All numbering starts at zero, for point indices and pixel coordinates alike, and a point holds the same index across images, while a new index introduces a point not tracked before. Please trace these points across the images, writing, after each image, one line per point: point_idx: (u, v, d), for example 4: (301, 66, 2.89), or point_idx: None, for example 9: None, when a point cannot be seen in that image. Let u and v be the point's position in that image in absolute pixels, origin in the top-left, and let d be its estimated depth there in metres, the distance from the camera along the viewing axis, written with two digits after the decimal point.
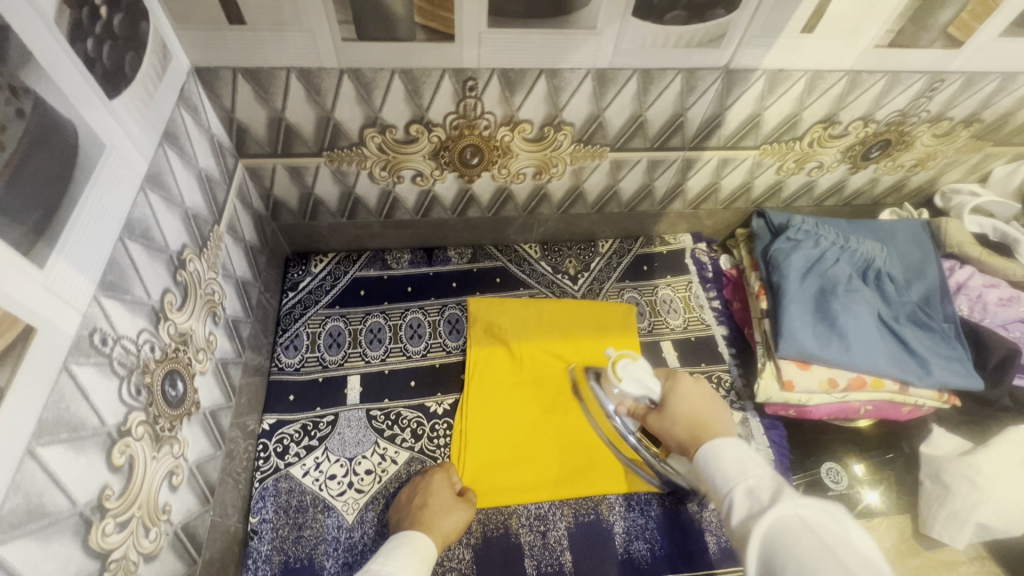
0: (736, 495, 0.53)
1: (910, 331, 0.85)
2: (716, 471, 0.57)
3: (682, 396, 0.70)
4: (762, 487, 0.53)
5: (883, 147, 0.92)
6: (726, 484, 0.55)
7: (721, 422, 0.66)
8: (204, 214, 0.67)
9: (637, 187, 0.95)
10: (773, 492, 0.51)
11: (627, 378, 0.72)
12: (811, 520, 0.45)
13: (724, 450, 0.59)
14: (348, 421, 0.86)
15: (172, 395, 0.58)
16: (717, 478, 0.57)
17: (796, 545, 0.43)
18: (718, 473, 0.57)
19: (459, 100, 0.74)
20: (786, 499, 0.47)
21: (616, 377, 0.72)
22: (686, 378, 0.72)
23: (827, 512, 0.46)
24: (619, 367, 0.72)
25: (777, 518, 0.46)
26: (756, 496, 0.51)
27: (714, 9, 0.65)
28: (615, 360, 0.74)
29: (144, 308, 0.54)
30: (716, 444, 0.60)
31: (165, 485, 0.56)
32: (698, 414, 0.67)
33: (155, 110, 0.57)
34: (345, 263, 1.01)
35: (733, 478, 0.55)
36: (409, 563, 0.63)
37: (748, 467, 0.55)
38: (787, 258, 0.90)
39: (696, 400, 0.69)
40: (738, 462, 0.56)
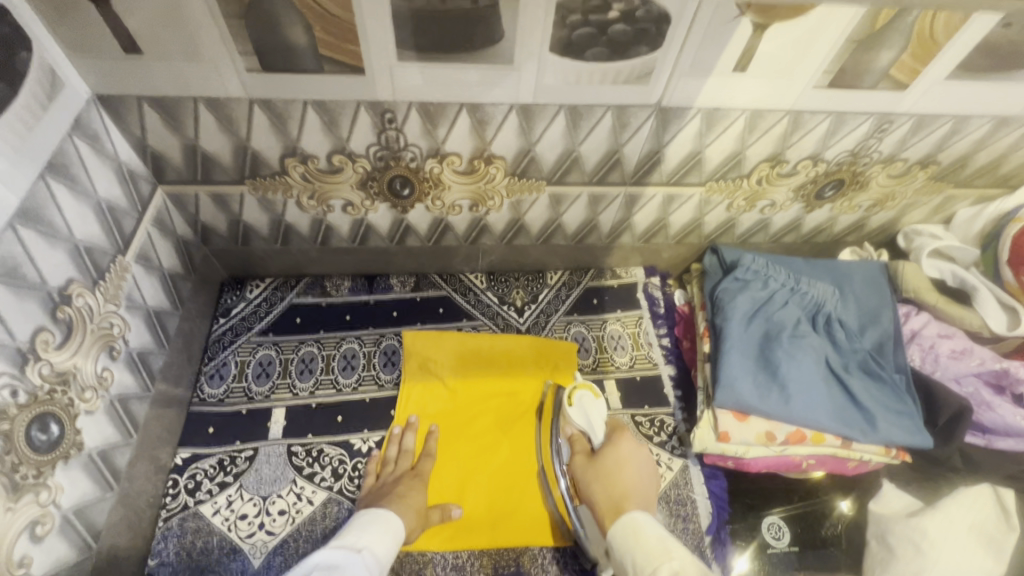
0: (660, 575, 0.55)
1: (857, 382, 0.81)
2: (636, 550, 0.59)
3: (616, 455, 0.76)
4: (685, 570, 0.55)
5: (836, 186, 0.88)
6: (650, 564, 0.57)
7: (642, 495, 0.70)
8: (102, 245, 0.65)
9: (582, 220, 0.92)
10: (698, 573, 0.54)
11: (578, 407, 0.85)
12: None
13: (647, 531, 0.62)
14: (266, 457, 0.83)
15: (41, 440, 0.55)
16: (640, 558, 0.58)
17: None
18: (641, 553, 0.59)
19: (380, 132, 0.71)
20: None
21: (568, 400, 0.86)
22: (630, 441, 0.78)
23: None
24: (577, 394, 0.86)
25: None
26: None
27: (636, 46, 0.62)
28: (577, 387, 0.86)
29: (4, 351, 0.51)
30: (639, 519, 0.64)
31: (24, 536, 0.53)
32: (619, 479, 0.73)
33: (37, 142, 0.55)
34: (282, 289, 0.98)
35: (657, 559, 0.57)
36: (381, 544, 0.67)
37: (670, 548, 0.58)
38: (732, 299, 0.86)
39: (627, 467, 0.75)
40: (662, 544, 0.59)
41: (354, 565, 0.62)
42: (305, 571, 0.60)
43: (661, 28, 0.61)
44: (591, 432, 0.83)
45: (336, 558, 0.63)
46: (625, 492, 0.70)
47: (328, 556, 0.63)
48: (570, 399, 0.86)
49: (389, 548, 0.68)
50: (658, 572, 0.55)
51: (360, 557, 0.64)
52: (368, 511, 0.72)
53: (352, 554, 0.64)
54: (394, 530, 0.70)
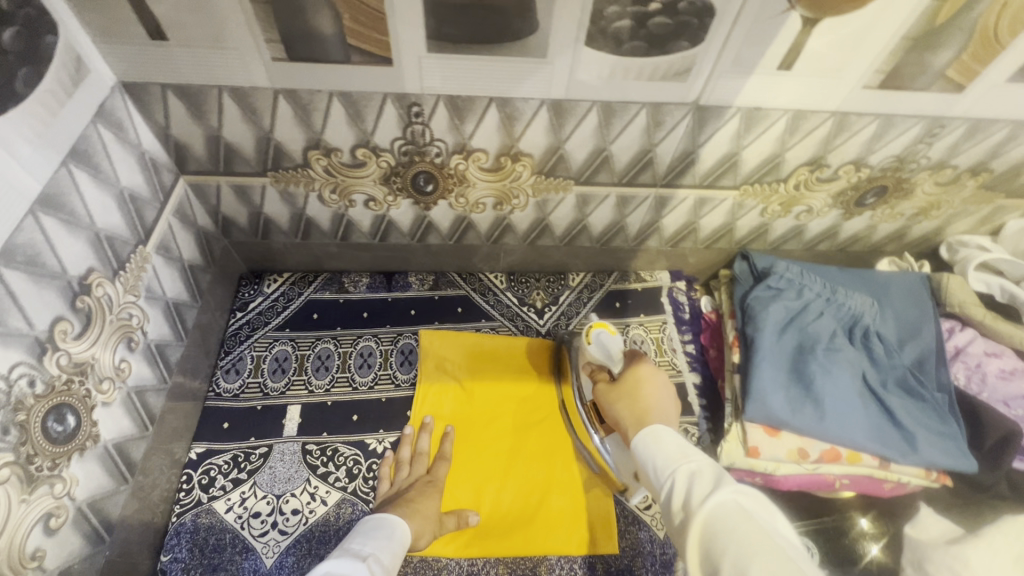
0: (676, 477, 0.52)
1: (897, 399, 0.77)
2: (654, 454, 0.56)
3: (635, 377, 0.70)
4: (703, 472, 0.52)
5: (878, 193, 0.84)
6: (667, 466, 0.54)
7: (662, 410, 0.64)
8: (123, 234, 0.64)
9: (608, 222, 0.89)
10: (714, 475, 0.51)
11: (597, 341, 0.76)
12: (747, 506, 0.46)
13: (665, 437, 0.57)
14: (281, 454, 0.81)
15: (57, 431, 0.54)
16: (659, 461, 0.55)
17: (733, 528, 0.45)
18: (658, 456, 0.56)
19: (406, 125, 0.69)
20: (727, 483, 0.49)
21: (586, 337, 0.77)
22: (649, 362, 0.72)
23: (759, 496, 0.48)
24: (595, 332, 0.77)
25: (717, 501, 0.47)
26: (697, 481, 0.51)
27: (676, 40, 0.59)
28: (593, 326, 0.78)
29: (24, 341, 0.50)
30: (657, 429, 0.59)
31: (39, 529, 0.53)
32: (640, 396, 0.67)
33: (60, 128, 0.54)
34: (301, 283, 0.97)
35: (674, 461, 0.54)
36: (383, 545, 0.64)
37: (689, 452, 0.55)
38: (764, 308, 0.82)
39: (647, 385, 0.69)
40: (680, 448, 0.56)
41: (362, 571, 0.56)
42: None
43: (704, 21, 0.57)
44: (611, 362, 0.74)
45: (343, 569, 0.56)
46: (647, 410, 0.64)
47: (334, 568, 0.56)
48: (589, 334, 0.77)
49: (394, 551, 0.64)
50: (676, 475, 0.53)
51: (365, 565, 0.58)
52: (371, 517, 0.70)
53: (357, 563, 0.58)
54: (398, 533, 0.67)
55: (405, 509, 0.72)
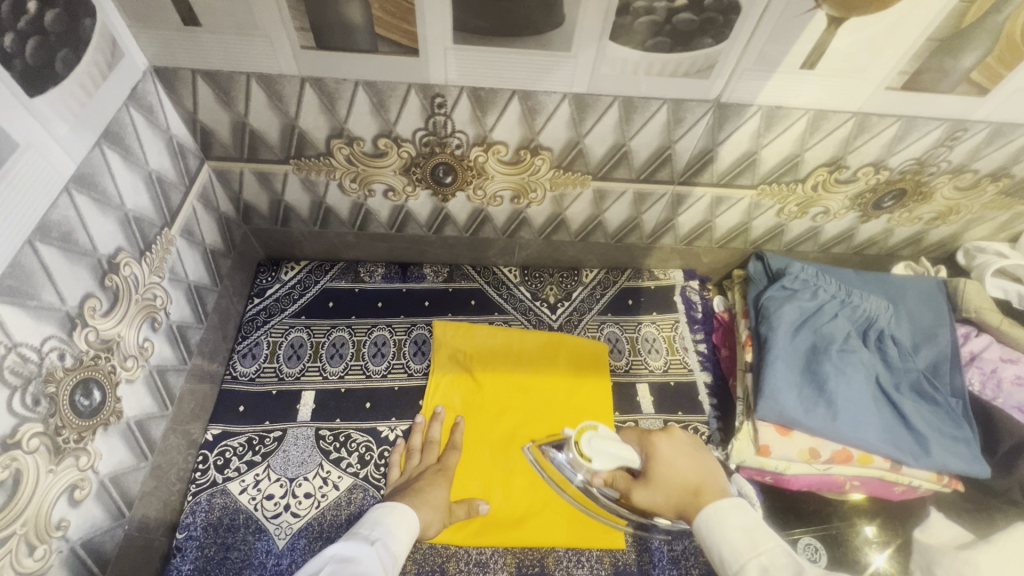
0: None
1: (910, 403, 0.77)
2: (721, 540, 0.54)
3: (664, 462, 0.67)
4: (776, 566, 0.50)
5: (897, 196, 0.83)
6: (736, 558, 0.52)
7: (710, 477, 0.62)
8: (150, 216, 0.66)
9: (624, 218, 0.89)
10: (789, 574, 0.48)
11: (593, 454, 0.69)
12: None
13: (730, 520, 0.55)
14: (295, 439, 0.83)
15: (84, 405, 0.55)
16: (725, 550, 0.53)
17: None
18: (726, 545, 0.53)
19: (428, 116, 0.70)
20: None
21: (582, 457, 0.69)
22: (662, 435, 0.69)
23: None
24: (585, 444, 0.70)
25: None
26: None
27: (700, 37, 0.60)
28: (579, 437, 0.71)
29: (55, 315, 0.52)
30: (721, 509, 0.56)
31: (64, 499, 0.54)
32: (681, 473, 0.64)
33: (95, 110, 0.55)
34: (317, 272, 0.98)
35: (743, 553, 0.52)
36: (398, 538, 0.64)
37: (759, 539, 0.52)
38: (778, 308, 0.82)
39: (679, 458, 0.67)
40: (748, 533, 0.53)
41: (369, 556, 0.59)
42: (318, 565, 0.57)
43: (729, 18, 0.58)
44: (627, 461, 0.69)
45: (350, 551, 0.59)
46: (698, 485, 0.61)
47: (343, 549, 0.59)
48: (583, 451, 0.69)
49: (404, 542, 0.64)
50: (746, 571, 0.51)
51: (372, 549, 0.60)
52: (379, 505, 0.70)
53: (366, 545, 0.60)
54: (409, 522, 0.67)
55: (415, 498, 0.72)
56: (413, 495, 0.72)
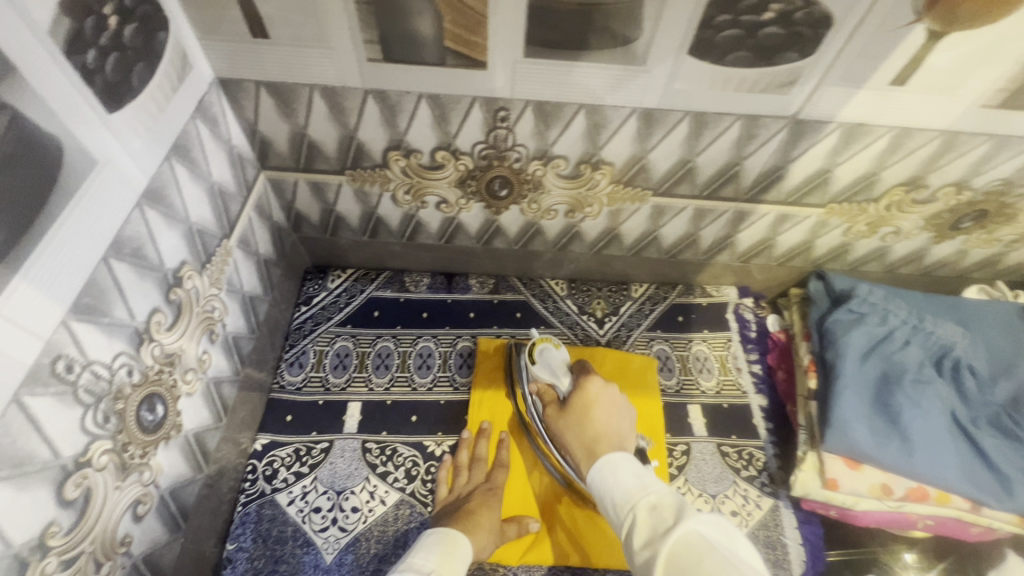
0: (638, 512, 0.57)
1: (991, 439, 0.72)
2: (613, 484, 0.61)
3: (585, 397, 0.75)
4: (662, 503, 0.57)
5: (977, 217, 0.79)
6: (626, 500, 0.58)
7: (614, 430, 0.71)
8: (211, 228, 0.65)
9: (680, 234, 0.86)
10: (675, 509, 0.54)
11: (541, 361, 0.82)
12: (711, 537, 0.49)
13: (620, 464, 0.63)
14: (342, 451, 0.82)
15: (148, 420, 0.55)
16: (617, 496, 0.59)
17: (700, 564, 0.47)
18: (617, 492, 0.60)
19: (489, 130, 0.68)
20: (691, 516, 0.51)
21: (531, 357, 0.83)
22: (596, 379, 0.77)
23: (722, 525, 0.51)
24: (540, 351, 0.83)
25: (681, 535, 0.50)
26: (657, 515, 0.55)
27: (785, 51, 0.56)
28: (537, 342, 0.84)
29: (125, 331, 0.51)
30: (612, 459, 0.64)
31: (128, 515, 0.54)
32: (590, 416, 0.73)
33: (165, 122, 0.55)
34: (362, 281, 0.98)
35: (633, 496, 0.58)
36: (435, 556, 0.62)
37: (646, 484, 0.60)
38: (845, 333, 0.78)
39: (598, 406, 0.74)
40: (637, 479, 0.60)
41: None
42: None
43: (819, 32, 0.54)
44: (557, 380, 0.80)
45: None
46: (600, 434, 0.70)
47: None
48: (532, 355, 0.83)
49: (446, 556, 0.62)
50: (636, 509, 0.57)
51: None
52: (429, 530, 0.68)
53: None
54: (453, 539, 0.65)
55: (466, 523, 0.70)
56: (465, 518, 0.71)
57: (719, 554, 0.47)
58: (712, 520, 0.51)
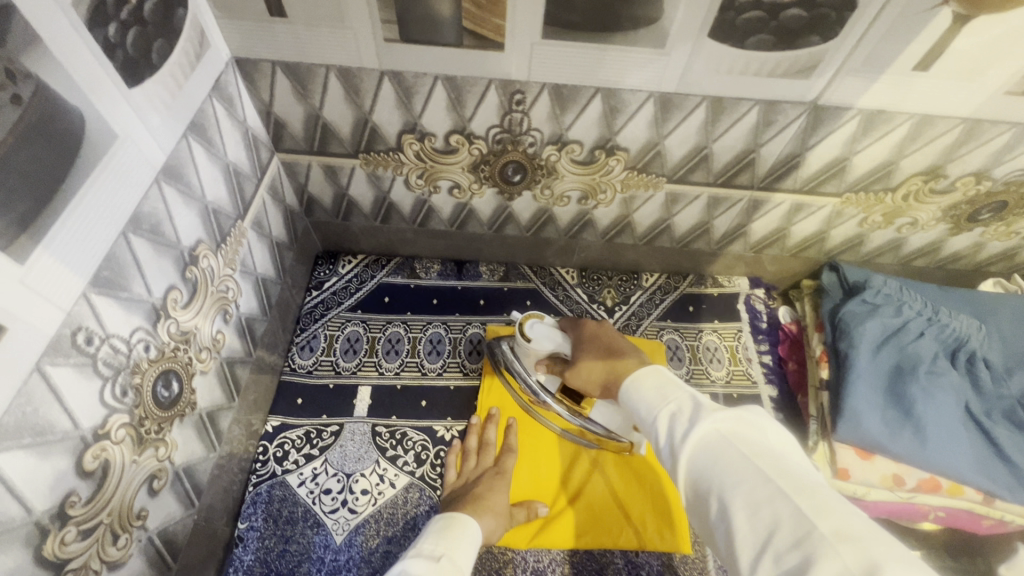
0: (659, 421, 0.49)
1: (1005, 432, 0.71)
2: (641, 400, 0.52)
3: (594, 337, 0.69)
4: (685, 407, 0.49)
5: (995, 209, 0.78)
6: (652, 409, 0.51)
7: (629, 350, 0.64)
8: (226, 208, 0.65)
9: (693, 223, 0.85)
10: (696, 410, 0.47)
11: (535, 336, 0.73)
12: (732, 433, 0.44)
13: (649, 378, 0.54)
14: (352, 434, 0.82)
15: (164, 396, 0.56)
16: (644, 408, 0.52)
17: (723, 461, 0.42)
18: (645, 401, 0.52)
19: (504, 114, 0.68)
20: (710, 414, 0.46)
21: (524, 336, 0.73)
22: (594, 324, 0.72)
23: (746, 420, 0.45)
24: (528, 326, 0.74)
25: (702, 434, 0.45)
26: (679, 418, 0.48)
27: (807, 35, 0.56)
28: (524, 317, 0.75)
29: (143, 307, 0.52)
30: (639, 374, 0.55)
31: (144, 489, 0.54)
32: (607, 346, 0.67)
33: (183, 100, 0.55)
34: (373, 267, 0.98)
35: (658, 401, 0.51)
36: (452, 541, 0.62)
37: (669, 392, 0.51)
38: (859, 324, 0.78)
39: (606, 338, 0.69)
40: (661, 388, 0.52)
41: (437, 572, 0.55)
42: None
43: (842, 15, 0.54)
44: (558, 348, 0.72)
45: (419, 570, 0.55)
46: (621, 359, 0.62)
47: (409, 567, 0.55)
48: (525, 333, 0.74)
49: (461, 544, 0.62)
50: (662, 418, 0.49)
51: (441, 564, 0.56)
52: (440, 514, 0.68)
53: (431, 563, 0.56)
54: (465, 525, 0.65)
55: (474, 505, 0.70)
56: (472, 502, 0.70)
57: (746, 454, 0.42)
58: (737, 417, 0.45)
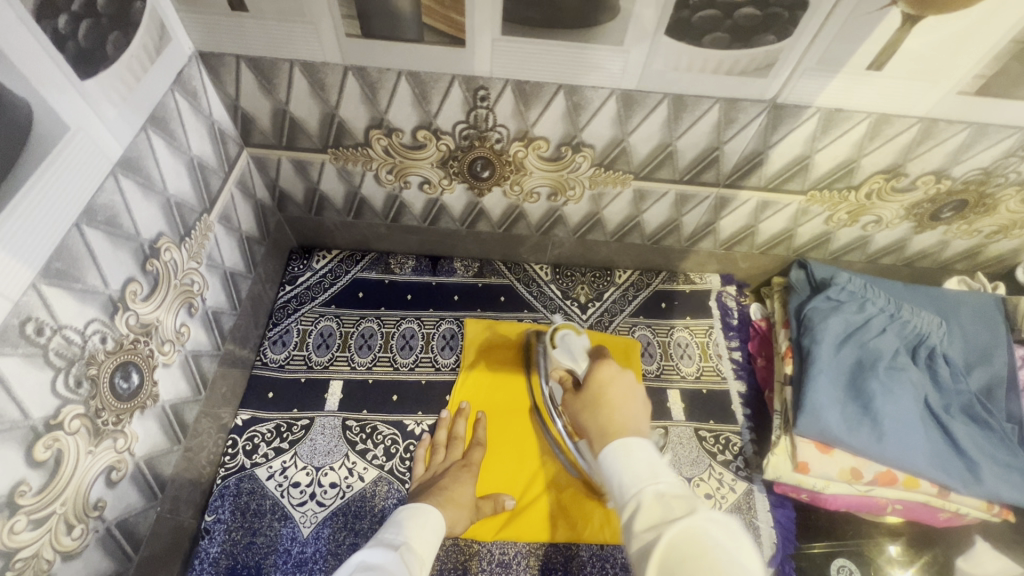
0: (642, 499, 0.47)
1: (962, 427, 0.73)
2: (623, 470, 0.50)
3: (601, 378, 0.65)
4: (673, 496, 0.46)
5: (957, 207, 0.79)
6: (636, 485, 0.48)
7: (631, 411, 0.58)
8: (190, 202, 0.66)
9: (663, 220, 0.86)
10: (685, 505, 0.45)
11: (562, 345, 0.77)
12: (716, 536, 0.42)
13: (638, 451, 0.51)
14: (322, 428, 0.83)
15: (123, 388, 0.56)
16: (627, 480, 0.49)
17: (700, 562, 0.40)
18: (627, 473, 0.50)
19: (469, 109, 0.69)
20: (703, 513, 0.43)
21: (552, 343, 0.78)
22: (612, 363, 0.67)
23: (730, 524, 0.43)
24: (560, 336, 0.78)
25: (686, 529, 0.43)
26: (667, 505, 0.46)
27: (762, 33, 0.57)
28: (558, 330, 0.80)
29: (98, 299, 0.52)
30: (628, 443, 0.52)
31: (101, 480, 0.55)
32: (609, 401, 0.61)
33: (142, 93, 0.55)
34: (348, 262, 0.98)
35: (644, 480, 0.48)
36: (417, 531, 0.63)
37: (661, 473, 0.49)
38: (823, 321, 0.79)
39: (614, 387, 0.63)
40: (651, 466, 0.50)
41: (394, 561, 0.55)
42: (347, 570, 0.54)
43: (795, 14, 0.54)
44: (577, 365, 0.73)
45: (375, 557, 0.55)
46: (614, 420, 0.57)
47: (368, 556, 0.56)
48: (553, 341, 0.78)
49: (425, 537, 0.63)
50: (642, 496, 0.47)
51: (398, 554, 0.57)
52: (404, 505, 0.69)
53: (390, 552, 0.57)
54: (431, 518, 0.66)
55: (439, 497, 0.71)
56: (437, 496, 0.71)
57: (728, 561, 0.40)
58: (724, 522, 0.43)
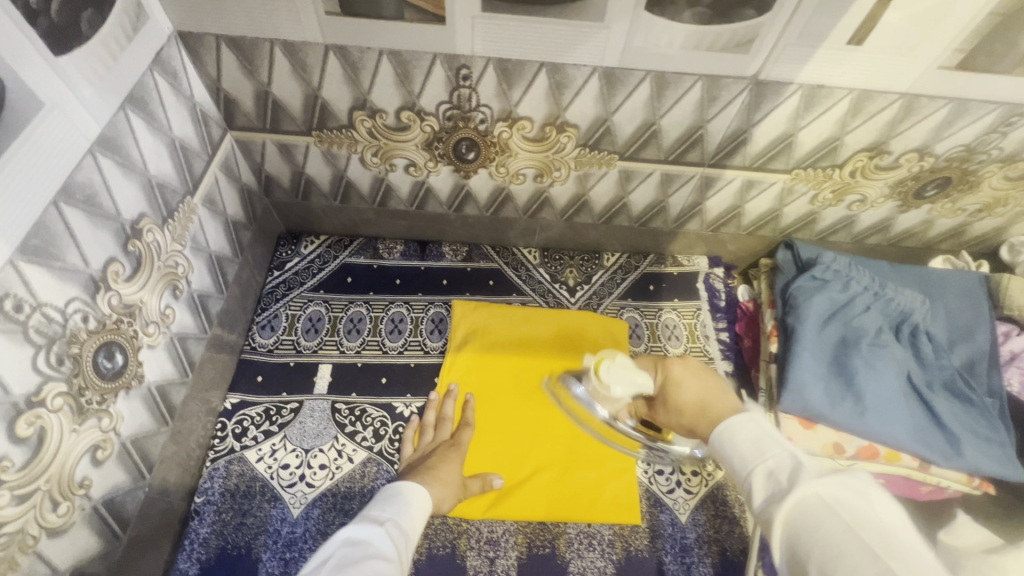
0: (755, 478, 0.45)
1: (943, 402, 0.74)
2: (732, 450, 0.49)
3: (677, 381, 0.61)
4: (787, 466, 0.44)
5: (941, 185, 0.79)
6: (744, 467, 0.47)
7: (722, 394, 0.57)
8: (172, 183, 0.66)
9: (650, 201, 0.87)
10: (792, 473, 0.43)
11: (612, 380, 0.65)
12: (833, 497, 0.39)
13: (741, 429, 0.49)
14: (311, 411, 0.83)
15: (106, 367, 0.56)
16: (736, 463, 0.48)
17: (820, 527, 0.38)
18: (738, 456, 0.48)
19: (452, 89, 0.68)
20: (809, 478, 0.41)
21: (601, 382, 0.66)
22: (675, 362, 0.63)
23: (847, 480, 0.41)
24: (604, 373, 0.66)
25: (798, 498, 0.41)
26: (778, 479, 0.44)
27: (741, 8, 0.56)
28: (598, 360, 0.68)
29: (79, 277, 0.52)
30: (735, 423, 0.50)
31: (86, 458, 0.55)
32: (705, 399, 0.57)
33: (119, 71, 0.54)
34: (336, 247, 0.98)
35: (752, 459, 0.46)
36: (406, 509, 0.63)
37: (771, 445, 0.47)
38: (807, 299, 0.79)
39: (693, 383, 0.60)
40: (756, 442, 0.48)
41: (380, 537, 0.56)
42: (332, 548, 0.53)
43: None
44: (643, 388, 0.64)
45: (361, 533, 0.55)
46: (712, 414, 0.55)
47: (354, 531, 0.56)
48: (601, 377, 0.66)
49: (413, 515, 0.63)
50: (755, 475, 0.45)
51: (384, 529, 0.58)
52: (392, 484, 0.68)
53: (376, 528, 0.57)
54: (420, 498, 0.66)
55: (426, 475, 0.71)
56: (423, 476, 0.71)
57: (855, 524, 0.38)
58: (851, 485, 0.41)
